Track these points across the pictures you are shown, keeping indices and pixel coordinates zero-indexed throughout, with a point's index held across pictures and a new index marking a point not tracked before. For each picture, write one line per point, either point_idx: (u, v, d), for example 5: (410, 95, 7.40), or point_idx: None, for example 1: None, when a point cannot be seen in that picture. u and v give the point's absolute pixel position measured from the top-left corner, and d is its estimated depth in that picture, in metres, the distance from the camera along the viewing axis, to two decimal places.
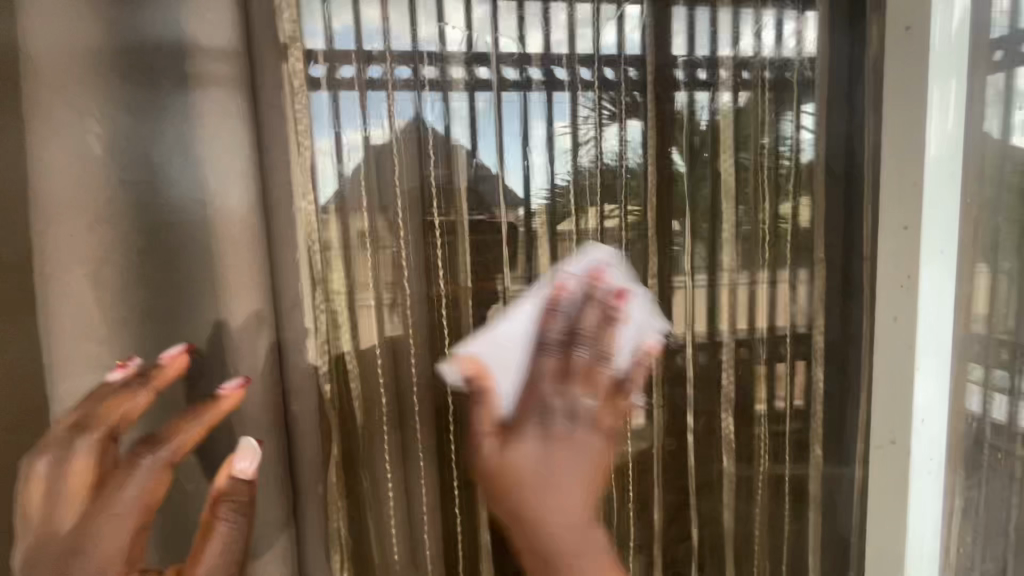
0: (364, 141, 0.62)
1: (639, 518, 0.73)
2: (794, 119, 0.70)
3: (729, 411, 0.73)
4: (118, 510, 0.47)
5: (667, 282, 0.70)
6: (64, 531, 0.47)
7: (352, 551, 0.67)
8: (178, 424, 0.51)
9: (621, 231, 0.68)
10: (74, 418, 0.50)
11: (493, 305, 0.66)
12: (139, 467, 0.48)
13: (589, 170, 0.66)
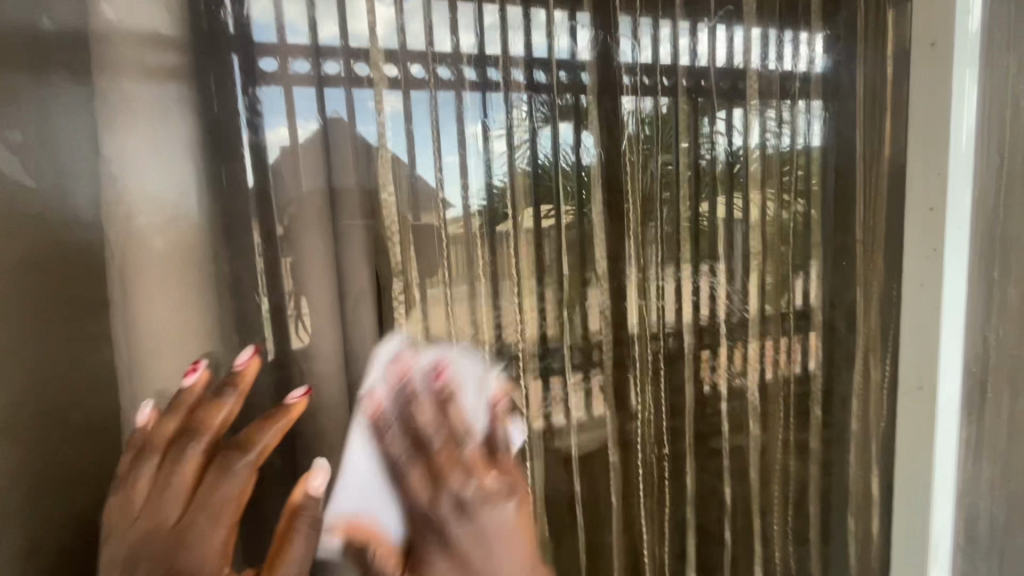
0: (291, 142, 0.59)
1: (673, 483, 0.78)
2: (725, 119, 0.74)
3: (751, 377, 0.79)
4: (213, 510, 0.46)
5: (620, 274, 0.72)
6: (171, 523, 0.45)
7: None
8: (254, 433, 0.49)
9: (558, 232, 0.69)
10: (171, 426, 0.48)
11: (489, 294, 0.66)
12: (228, 475, 0.47)
13: (522, 172, 0.66)
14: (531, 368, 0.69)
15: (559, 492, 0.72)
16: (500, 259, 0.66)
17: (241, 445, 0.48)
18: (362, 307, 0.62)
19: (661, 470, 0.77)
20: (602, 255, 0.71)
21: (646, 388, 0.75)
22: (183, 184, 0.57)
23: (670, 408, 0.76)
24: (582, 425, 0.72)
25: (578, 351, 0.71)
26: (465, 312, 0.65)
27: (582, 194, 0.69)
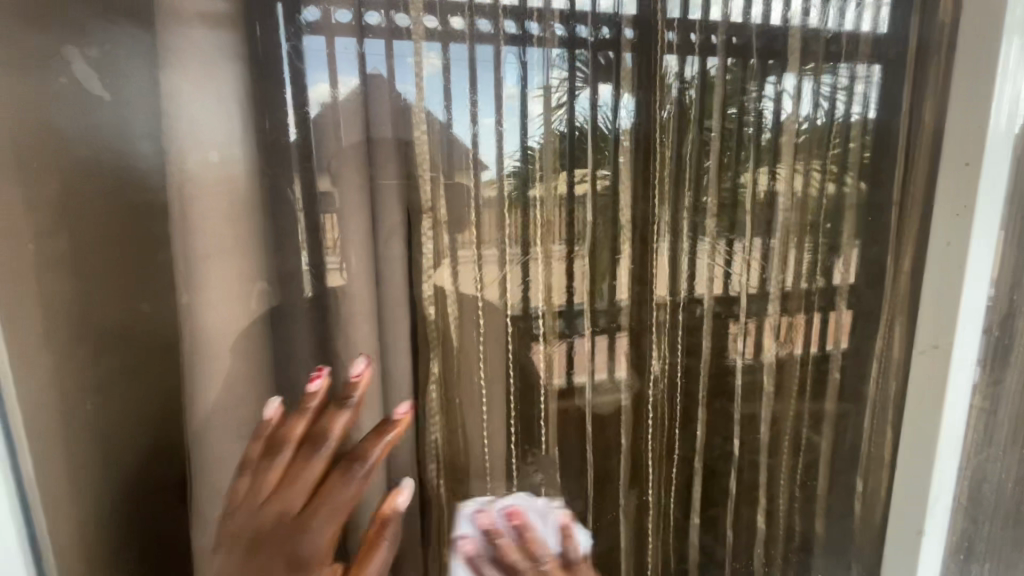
0: (333, 90, 0.59)
1: (684, 431, 0.83)
2: (776, 83, 0.73)
3: (769, 339, 0.81)
4: (332, 507, 0.51)
5: (646, 245, 0.73)
6: (293, 511, 0.50)
7: (448, 459, 0.71)
8: (370, 445, 0.55)
9: (592, 198, 0.69)
10: (308, 425, 0.53)
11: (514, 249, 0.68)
12: (351, 477, 0.52)
13: (563, 137, 0.67)
14: (551, 329, 0.72)
15: (571, 435, 0.77)
16: (529, 216, 0.67)
17: (360, 454, 0.54)
18: (393, 255, 0.64)
19: (671, 423, 0.82)
20: (628, 217, 0.71)
21: (664, 349, 0.78)
22: (230, 129, 0.56)
23: (686, 363, 0.80)
24: (598, 385, 0.75)
25: (599, 315, 0.73)
26: (491, 270, 0.67)
27: (622, 157, 0.69)
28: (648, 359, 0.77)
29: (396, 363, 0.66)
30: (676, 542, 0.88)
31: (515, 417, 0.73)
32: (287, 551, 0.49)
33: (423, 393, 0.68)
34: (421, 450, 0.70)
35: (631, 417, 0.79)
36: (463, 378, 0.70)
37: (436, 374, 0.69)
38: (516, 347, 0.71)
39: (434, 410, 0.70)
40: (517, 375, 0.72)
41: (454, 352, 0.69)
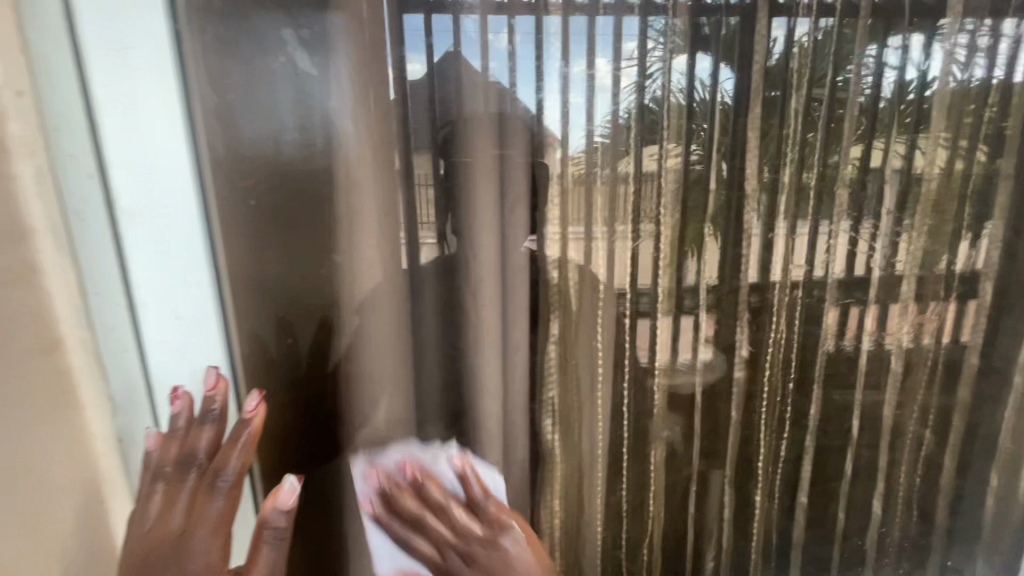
0: (428, 64, 0.60)
1: (799, 411, 0.81)
2: (901, 45, 0.66)
3: (904, 322, 0.77)
4: (200, 533, 0.45)
5: (759, 227, 0.70)
6: (172, 531, 0.45)
7: (562, 416, 0.73)
8: (227, 452, 0.48)
9: (681, 171, 0.67)
10: (178, 454, 0.49)
11: (634, 226, 0.67)
12: (219, 491, 0.47)
13: (654, 109, 0.64)
14: (662, 307, 0.72)
15: (682, 402, 0.77)
16: (645, 189, 0.66)
17: (218, 467, 0.48)
18: (518, 227, 0.64)
19: (780, 407, 0.80)
20: (752, 185, 0.69)
21: (780, 330, 0.76)
22: (389, 128, 0.59)
23: (801, 345, 0.77)
24: (695, 364, 0.75)
25: (711, 291, 0.73)
26: (602, 245, 0.67)
27: (703, 128, 0.66)
28: (765, 340, 0.76)
29: (521, 328, 0.68)
30: (780, 520, 0.87)
31: (630, 382, 0.75)
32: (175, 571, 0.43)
33: (541, 353, 0.70)
34: (537, 405, 0.72)
35: (743, 392, 0.78)
36: (582, 341, 0.71)
37: (556, 336, 0.70)
38: (629, 322, 0.71)
39: (549, 368, 0.71)
40: (632, 350, 0.73)
41: (572, 318, 0.70)
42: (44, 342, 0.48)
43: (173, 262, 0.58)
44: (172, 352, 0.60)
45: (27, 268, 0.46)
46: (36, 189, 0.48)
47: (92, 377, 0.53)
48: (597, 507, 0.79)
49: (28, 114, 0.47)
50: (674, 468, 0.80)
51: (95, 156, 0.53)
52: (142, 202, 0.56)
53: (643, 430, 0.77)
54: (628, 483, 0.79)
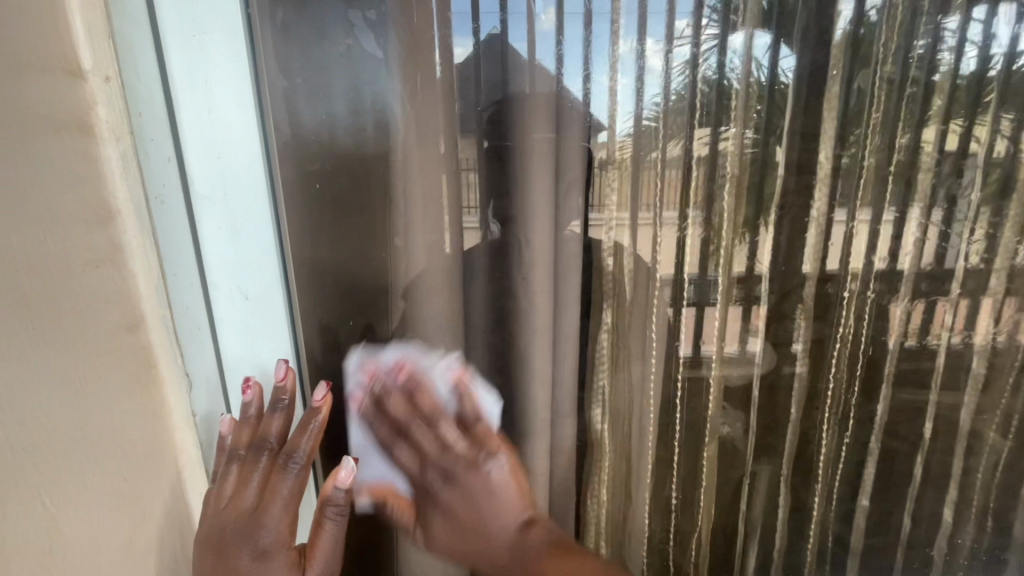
0: (475, 47, 0.58)
1: (864, 407, 0.78)
2: (985, 19, 0.62)
3: (986, 316, 0.74)
4: (273, 512, 0.47)
5: (829, 215, 0.67)
6: (245, 506, 0.47)
7: (611, 409, 0.73)
8: (298, 438, 0.50)
9: (735, 158, 0.64)
10: (250, 440, 0.50)
11: (692, 216, 0.65)
12: (290, 471, 0.48)
13: (703, 91, 0.61)
14: (722, 298, 0.69)
15: (737, 395, 0.75)
16: (705, 177, 0.64)
17: (290, 449, 0.49)
18: (570, 215, 0.62)
19: (845, 410, 0.78)
20: (821, 170, 0.66)
21: (849, 325, 0.73)
22: (450, 107, 0.58)
23: (869, 339, 0.74)
24: (754, 357, 0.73)
25: (775, 283, 0.70)
26: (658, 233, 0.65)
27: (758, 110, 0.63)
28: (832, 334, 0.73)
29: (575, 319, 0.66)
30: (838, 520, 0.84)
31: (684, 377, 0.72)
32: (251, 544, 0.46)
33: (592, 342, 0.70)
34: (586, 396, 0.72)
35: (805, 388, 0.76)
36: (636, 329, 0.69)
37: (609, 324, 0.69)
38: (688, 312, 0.69)
39: (601, 356, 0.70)
40: (688, 344, 0.70)
41: (625, 307, 0.69)
42: (120, 320, 0.44)
43: (243, 244, 0.54)
44: (243, 339, 0.57)
45: (108, 251, 0.43)
46: (121, 170, 0.43)
47: (170, 358, 0.48)
48: (645, 501, 0.78)
49: (114, 94, 0.42)
50: (726, 463, 0.79)
51: (173, 139, 0.49)
52: (219, 185, 0.52)
53: (697, 424, 0.75)
54: (678, 477, 0.78)
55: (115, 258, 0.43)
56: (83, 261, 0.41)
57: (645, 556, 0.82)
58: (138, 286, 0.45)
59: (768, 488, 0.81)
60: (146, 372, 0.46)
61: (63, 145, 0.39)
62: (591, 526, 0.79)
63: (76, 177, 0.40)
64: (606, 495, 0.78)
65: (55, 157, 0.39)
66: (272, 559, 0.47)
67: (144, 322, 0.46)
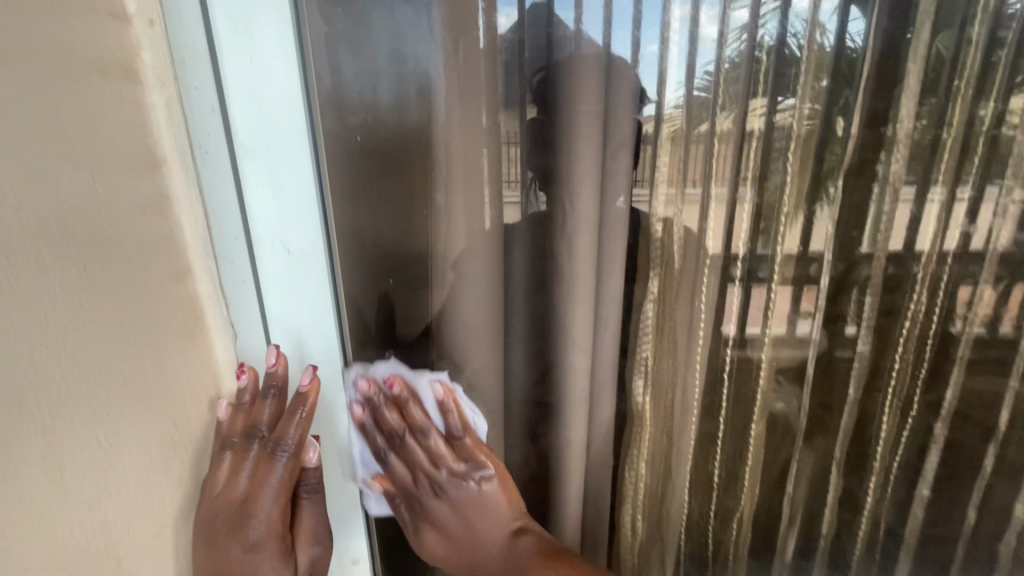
0: (519, 19, 0.56)
1: (927, 394, 0.74)
2: None
3: None
4: (262, 505, 0.55)
5: (894, 193, 0.64)
6: (237, 498, 0.54)
7: (654, 385, 0.72)
8: (287, 425, 0.55)
9: (794, 131, 0.60)
10: (245, 425, 0.55)
11: (743, 192, 0.62)
12: (279, 460, 0.55)
13: (761, 59, 0.58)
14: (779, 275, 0.66)
15: (790, 378, 0.73)
16: (759, 150, 0.60)
17: (279, 438, 0.55)
18: (616, 191, 0.61)
19: (912, 383, 0.74)
20: (889, 143, 0.62)
21: (919, 305, 0.69)
22: (492, 76, 0.57)
23: (942, 327, 0.70)
24: (808, 339, 0.70)
25: (836, 262, 0.67)
26: (707, 209, 0.62)
27: (821, 83, 0.59)
28: (902, 308, 0.69)
29: (616, 284, 0.65)
30: (893, 510, 0.81)
31: (734, 355, 0.70)
32: (242, 534, 0.54)
33: (636, 315, 0.68)
34: (630, 363, 0.70)
35: (867, 368, 0.72)
36: (683, 306, 0.67)
37: (654, 295, 0.67)
38: (739, 288, 0.67)
39: (646, 328, 0.68)
40: (736, 323, 0.68)
41: (673, 276, 0.66)
42: (165, 270, 0.48)
43: (288, 195, 0.55)
44: (285, 297, 0.59)
45: (156, 198, 0.47)
46: (166, 116, 0.48)
47: (215, 309, 0.54)
48: (687, 474, 0.77)
49: (158, 39, 0.46)
50: (775, 438, 0.77)
51: (218, 87, 0.51)
52: (262, 139, 0.53)
53: (743, 405, 0.74)
54: (722, 455, 0.77)
55: (163, 206, 0.48)
56: (134, 209, 0.45)
57: (682, 531, 0.81)
58: (182, 233, 0.50)
59: (813, 471, 0.79)
60: (193, 318, 0.52)
61: (111, 86, 0.43)
62: (628, 497, 0.79)
63: (126, 123, 0.45)
64: (645, 468, 0.77)
65: (104, 101, 0.43)
66: (264, 547, 0.56)
67: (190, 270, 0.51)
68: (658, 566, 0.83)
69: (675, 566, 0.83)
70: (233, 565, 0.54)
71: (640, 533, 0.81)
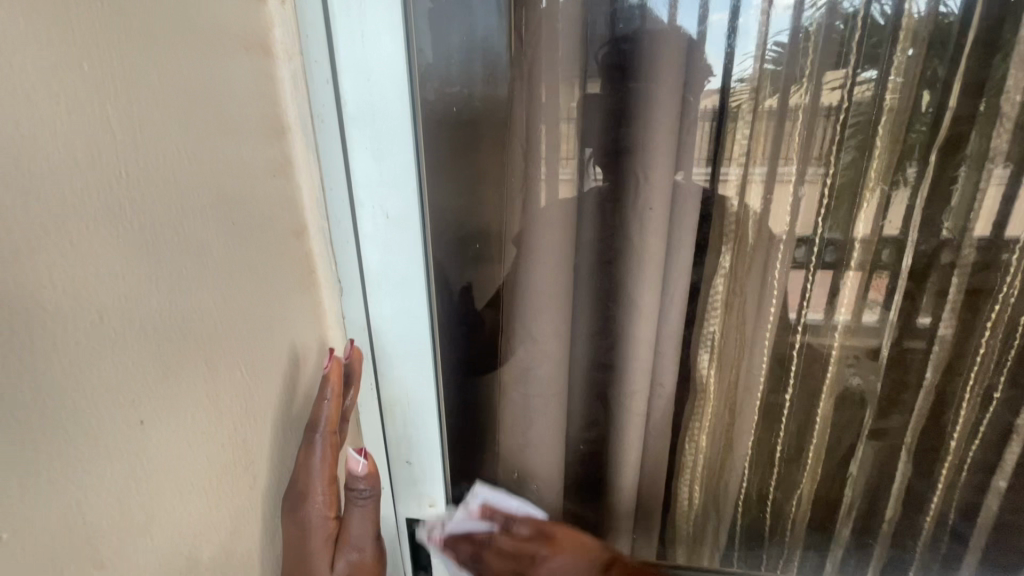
0: None
1: (1013, 391, 0.69)
2: None
3: None
4: (310, 487, 0.51)
5: (989, 172, 0.58)
6: (293, 479, 0.51)
7: (718, 362, 0.71)
8: (318, 409, 0.52)
9: (874, 107, 0.57)
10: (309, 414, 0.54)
11: (812, 171, 0.59)
12: (315, 443, 0.51)
13: (843, 29, 0.54)
14: (854, 261, 0.63)
15: (865, 359, 0.70)
16: (832, 128, 0.57)
17: (314, 423, 0.52)
18: (686, 165, 0.60)
19: (997, 369, 0.69)
20: (981, 118, 0.57)
21: (1011, 290, 0.63)
22: (556, 49, 0.57)
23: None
24: (879, 330, 0.68)
25: (920, 250, 0.63)
26: (776, 190, 0.60)
27: (909, 53, 0.55)
28: (993, 289, 0.64)
29: (686, 255, 0.64)
30: (969, 505, 0.77)
31: (801, 337, 0.68)
32: (297, 515, 0.51)
33: (706, 285, 0.67)
34: (694, 335, 0.70)
35: (946, 354, 0.69)
36: (753, 287, 0.65)
37: (727, 270, 0.66)
38: (809, 275, 0.64)
39: (715, 302, 0.68)
40: (801, 310, 0.66)
41: (747, 251, 0.64)
42: (289, 225, 0.52)
43: (388, 167, 0.54)
44: (383, 258, 0.58)
45: (281, 161, 0.51)
46: (291, 88, 0.51)
47: (326, 267, 0.58)
48: (746, 450, 0.76)
49: (288, 19, 0.49)
50: (846, 411, 0.74)
51: (331, 60, 0.51)
52: (370, 111, 0.52)
53: (809, 391, 0.72)
54: (787, 428, 0.75)
55: (287, 169, 0.51)
56: (266, 173, 0.49)
57: (740, 506, 0.80)
58: (302, 197, 0.54)
59: (880, 457, 0.76)
60: (307, 270, 0.55)
61: (250, 61, 0.46)
62: (687, 469, 0.79)
63: (262, 95, 0.48)
64: (705, 441, 0.77)
65: (246, 74, 0.46)
66: (313, 530, 0.51)
67: (306, 231, 0.55)
68: (713, 538, 0.83)
69: (731, 543, 0.83)
70: (297, 549, 0.51)
71: (695, 508, 0.82)
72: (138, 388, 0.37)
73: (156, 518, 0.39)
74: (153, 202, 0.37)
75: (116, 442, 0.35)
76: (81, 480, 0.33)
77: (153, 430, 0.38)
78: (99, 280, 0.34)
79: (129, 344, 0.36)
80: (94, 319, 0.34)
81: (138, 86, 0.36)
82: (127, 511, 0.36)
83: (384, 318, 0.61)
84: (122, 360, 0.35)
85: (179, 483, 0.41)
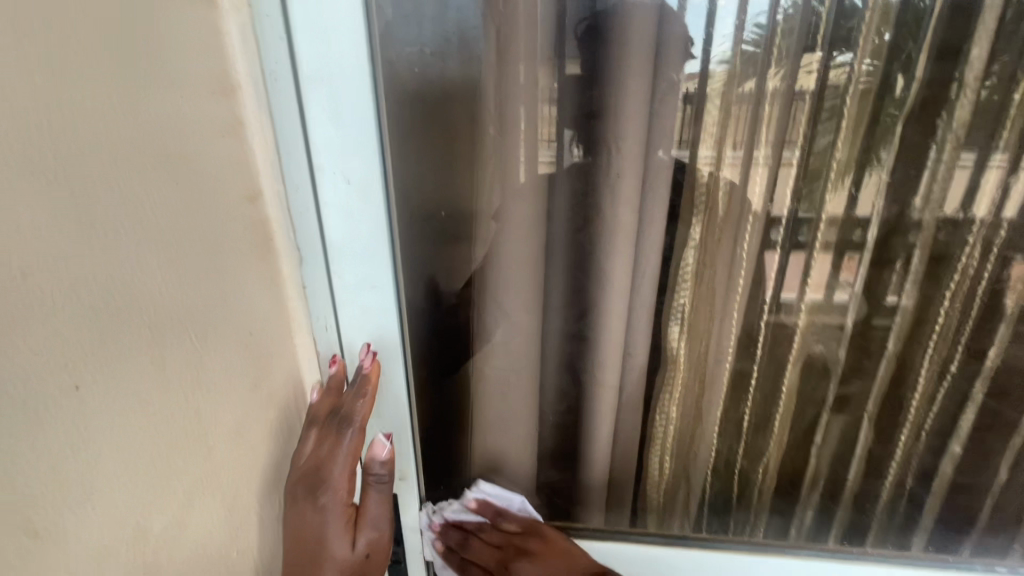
0: None
1: (968, 364, 0.73)
2: None
3: None
4: (331, 478, 0.55)
5: (953, 156, 0.60)
6: (310, 467, 0.56)
7: (688, 337, 0.72)
8: (353, 404, 0.58)
9: (847, 88, 0.58)
10: (331, 406, 0.59)
11: (787, 151, 0.60)
12: (346, 436, 0.57)
13: (820, 11, 0.55)
14: (821, 238, 0.65)
15: (828, 330, 0.72)
16: (805, 108, 0.58)
17: (348, 415, 0.57)
18: (659, 145, 0.60)
19: (954, 342, 0.72)
20: (949, 103, 0.58)
21: (969, 263, 0.66)
22: (533, 25, 0.56)
23: (995, 279, 0.67)
24: (845, 306, 0.70)
25: (884, 229, 0.65)
26: (748, 169, 0.61)
27: (883, 37, 0.56)
28: (953, 259, 0.66)
29: (658, 228, 0.64)
30: (923, 470, 0.82)
31: (768, 311, 0.70)
32: (311, 501, 0.55)
33: (677, 257, 0.67)
34: (665, 309, 0.70)
35: (908, 321, 0.71)
36: (722, 262, 0.67)
37: (696, 242, 0.66)
38: (779, 254, 0.66)
39: (686, 274, 0.68)
40: (772, 288, 0.68)
41: (717, 223, 0.64)
42: (242, 190, 0.50)
43: (347, 130, 0.51)
44: (344, 225, 0.56)
45: (233, 123, 0.48)
46: (241, 45, 0.48)
47: (284, 233, 0.56)
48: (715, 420, 0.78)
49: None
50: (811, 378, 0.76)
51: (285, 16, 0.47)
52: (327, 71, 0.49)
53: (775, 365, 0.75)
54: (753, 399, 0.77)
55: (239, 131, 0.49)
56: (215, 134, 0.47)
57: (708, 474, 0.83)
58: (256, 159, 0.51)
59: (844, 427, 0.80)
60: (263, 239, 0.53)
61: (195, 14, 0.44)
62: (658, 440, 0.81)
63: (209, 52, 0.46)
64: (676, 413, 0.78)
65: (189, 29, 0.44)
66: (331, 511, 0.56)
67: (262, 195, 0.52)
68: (683, 506, 0.85)
69: (699, 512, 0.85)
70: (308, 530, 0.55)
71: (666, 479, 0.83)
72: (70, 353, 0.36)
73: (97, 491, 0.38)
74: (86, 157, 0.36)
75: (51, 409, 0.35)
76: (9, 450, 0.33)
77: (89, 399, 0.37)
78: (22, 243, 0.32)
79: (58, 308, 0.35)
80: (19, 279, 0.32)
81: (61, 36, 0.34)
82: (62, 478, 0.36)
83: (348, 288, 0.59)
84: (53, 326, 0.34)
85: (125, 452, 0.40)
